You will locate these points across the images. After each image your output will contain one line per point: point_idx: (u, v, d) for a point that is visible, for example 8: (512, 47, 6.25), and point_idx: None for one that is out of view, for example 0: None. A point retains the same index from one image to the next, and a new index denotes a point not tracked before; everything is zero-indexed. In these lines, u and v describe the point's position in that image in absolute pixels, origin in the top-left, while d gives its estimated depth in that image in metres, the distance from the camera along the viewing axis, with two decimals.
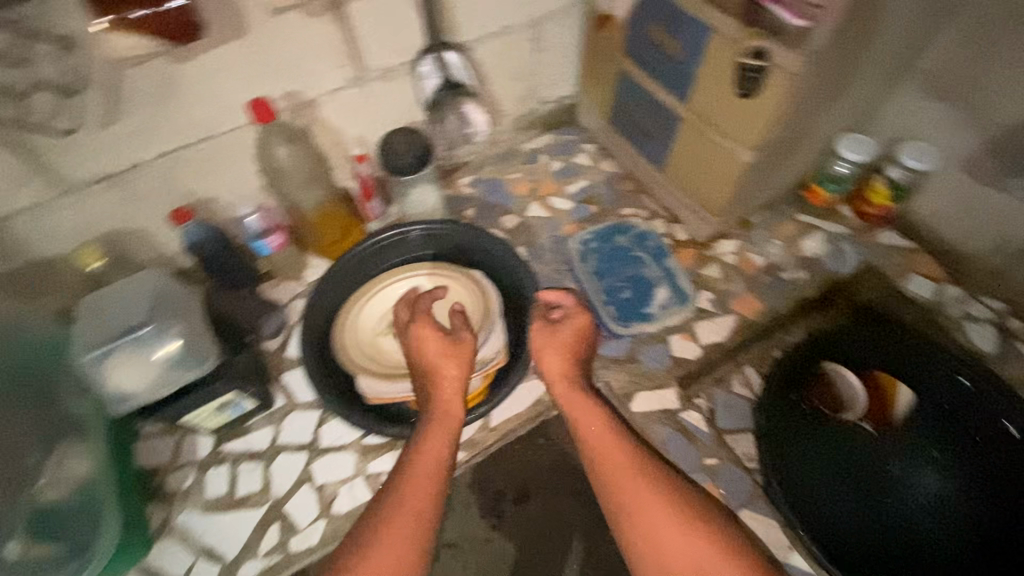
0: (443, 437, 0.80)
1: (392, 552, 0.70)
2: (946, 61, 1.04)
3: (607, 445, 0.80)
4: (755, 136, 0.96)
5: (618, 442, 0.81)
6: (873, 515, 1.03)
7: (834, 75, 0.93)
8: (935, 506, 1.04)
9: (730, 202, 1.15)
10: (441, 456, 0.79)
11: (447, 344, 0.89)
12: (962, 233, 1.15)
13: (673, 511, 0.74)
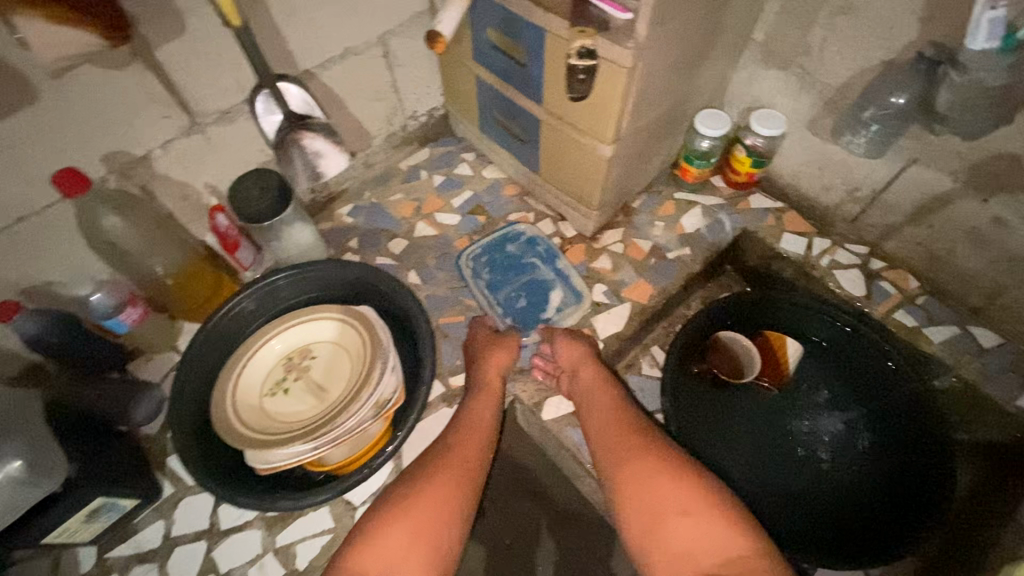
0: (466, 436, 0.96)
1: (416, 524, 0.83)
2: (774, 31, 1.09)
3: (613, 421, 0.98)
4: (610, 132, 0.97)
5: (625, 418, 0.97)
6: (780, 472, 1.10)
7: (673, 61, 0.94)
8: (842, 445, 1.10)
9: (607, 194, 1.17)
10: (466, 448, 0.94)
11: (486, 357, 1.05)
12: (818, 188, 1.22)
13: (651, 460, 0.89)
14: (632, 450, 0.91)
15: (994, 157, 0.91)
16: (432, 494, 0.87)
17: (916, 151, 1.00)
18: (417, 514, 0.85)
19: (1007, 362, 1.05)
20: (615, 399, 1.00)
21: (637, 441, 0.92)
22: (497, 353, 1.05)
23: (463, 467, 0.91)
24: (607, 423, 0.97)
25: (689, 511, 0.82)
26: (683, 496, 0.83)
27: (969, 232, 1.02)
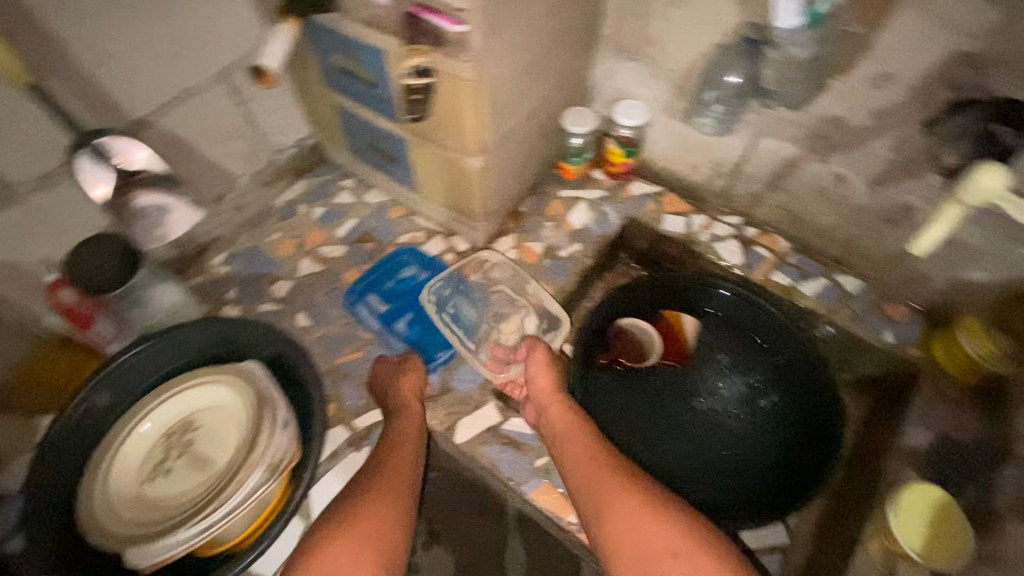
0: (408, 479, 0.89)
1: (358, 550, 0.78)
2: (619, 24, 1.13)
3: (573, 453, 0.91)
4: (473, 144, 0.97)
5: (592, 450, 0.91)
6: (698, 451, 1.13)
7: (524, 67, 0.95)
8: (744, 408, 1.17)
9: (489, 202, 1.17)
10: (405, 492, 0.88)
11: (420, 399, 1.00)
12: (689, 167, 1.28)
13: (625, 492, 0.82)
14: (605, 485, 0.84)
15: (823, 120, 0.99)
16: (377, 522, 0.82)
17: (761, 123, 1.07)
18: (359, 538, 0.79)
19: (870, 303, 1.15)
20: (584, 430, 0.94)
21: (611, 477, 0.85)
22: (408, 376, 1.02)
23: (407, 508, 0.86)
24: (572, 455, 0.91)
25: (677, 552, 0.74)
26: (663, 534, 0.76)
27: (819, 191, 1.10)
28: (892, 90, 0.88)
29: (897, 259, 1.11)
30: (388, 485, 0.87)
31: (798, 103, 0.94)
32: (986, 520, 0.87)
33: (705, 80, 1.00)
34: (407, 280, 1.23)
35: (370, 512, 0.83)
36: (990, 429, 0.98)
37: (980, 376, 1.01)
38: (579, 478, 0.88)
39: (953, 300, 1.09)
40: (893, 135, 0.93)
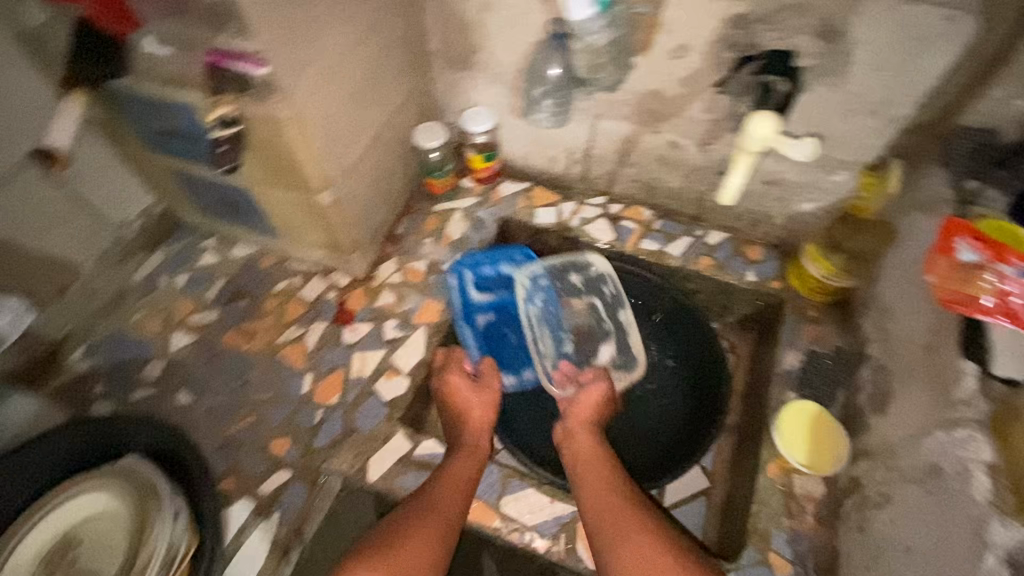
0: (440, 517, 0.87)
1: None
2: (446, 36, 1.16)
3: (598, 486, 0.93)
4: (315, 178, 0.96)
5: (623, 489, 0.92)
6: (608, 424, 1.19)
7: (347, 94, 0.95)
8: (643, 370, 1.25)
9: (353, 232, 1.16)
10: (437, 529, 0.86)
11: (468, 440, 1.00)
12: (547, 160, 1.33)
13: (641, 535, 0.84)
14: (623, 522, 0.86)
15: (644, 95, 1.07)
16: (413, 553, 0.83)
17: (595, 106, 1.15)
18: (404, 562, 0.82)
19: (731, 249, 1.24)
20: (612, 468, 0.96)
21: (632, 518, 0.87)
22: (475, 409, 1.05)
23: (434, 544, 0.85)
24: (599, 482, 0.93)
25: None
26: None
27: (662, 158, 1.19)
28: (689, 59, 0.97)
29: (742, 206, 1.21)
30: (437, 502, 0.89)
31: (616, 86, 1.05)
32: (856, 419, 0.97)
33: (532, 81, 1.10)
34: (513, 313, 1.27)
35: (410, 540, 0.84)
36: (847, 338, 1.09)
37: (831, 292, 1.12)
38: (600, 506, 0.89)
39: (795, 233, 1.21)
40: (703, 98, 1.03)
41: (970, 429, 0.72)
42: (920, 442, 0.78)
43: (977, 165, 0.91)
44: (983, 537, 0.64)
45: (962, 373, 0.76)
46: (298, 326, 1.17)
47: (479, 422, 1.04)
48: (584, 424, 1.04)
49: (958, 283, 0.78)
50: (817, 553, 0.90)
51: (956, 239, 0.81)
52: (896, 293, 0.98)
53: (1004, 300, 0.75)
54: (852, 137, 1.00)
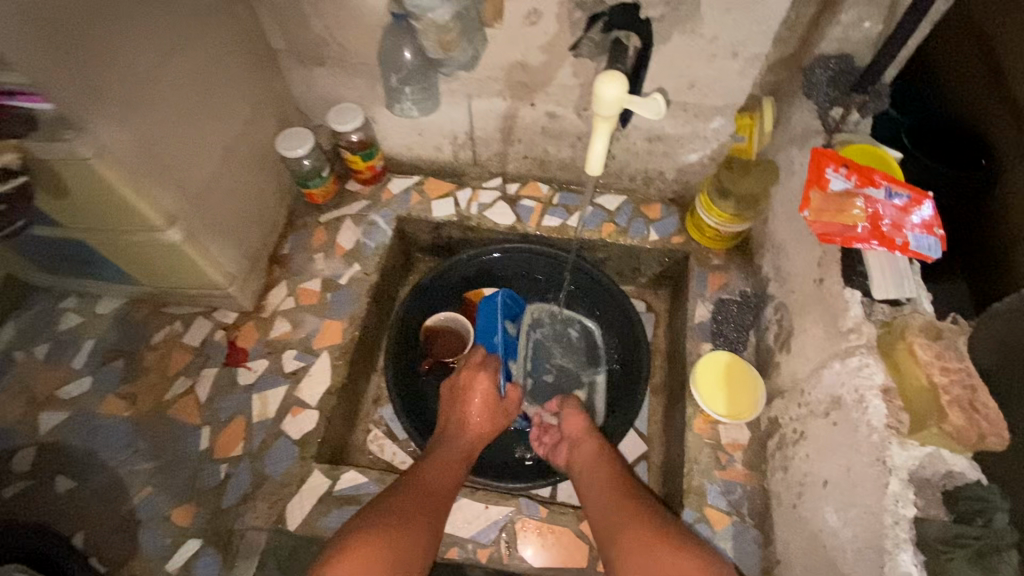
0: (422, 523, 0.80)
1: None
2: (289, 32, 1.06)
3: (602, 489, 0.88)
4: (157, 216, 0.85)
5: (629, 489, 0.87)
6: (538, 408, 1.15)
7: (167, 115, 0.84)
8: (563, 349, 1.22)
9: (228, 264, 1.05)
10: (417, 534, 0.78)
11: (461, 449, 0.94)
12: (431, 149, 1.25)
13: (649, 532, 0.79)
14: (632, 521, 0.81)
15: (511, 67, 1.02)
16: (396, 550, 0.75)
17: (463, 86, 1.08)
18: (385, 553, 0.74)
19: (631, 212, 1.22)
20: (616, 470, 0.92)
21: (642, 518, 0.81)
22: (475, 415, 0.99)
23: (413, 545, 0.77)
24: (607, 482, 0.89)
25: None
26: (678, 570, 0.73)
27: (543, 130, 1.14)
28: (544, 24, 0.93)
29: (633, 166, 1.19)
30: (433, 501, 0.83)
31: (475, 60, 1.01)
32: (768, 360, 0.98)
33: (387, 70, 1.07)
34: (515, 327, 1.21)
35: (393, 535, 0.76)
36: (751, 281, 1.10)
37: (729, 238, 1.12)
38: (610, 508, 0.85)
39: (689, 185, 1.20)
40: (568, 62, 0.99)
41: (861, 355, 0.73)
42: (821, 375, 0.79)
43: (838, 94, 0.93)
44: (885, 460, 0.65)
45: (847, 302, 0.76)
46: (186, 377, 1.06)
47: (478, 428, 0.98)
48: (588, 431, 0.98)
49: (834, 214, 0.79)
50: (750, 498, 0.91)
51: (826, 171, 0.82)
52: (785, 231, 0.99)
53: (875, 224, 0.77)
54: (720, 82, 0.99)
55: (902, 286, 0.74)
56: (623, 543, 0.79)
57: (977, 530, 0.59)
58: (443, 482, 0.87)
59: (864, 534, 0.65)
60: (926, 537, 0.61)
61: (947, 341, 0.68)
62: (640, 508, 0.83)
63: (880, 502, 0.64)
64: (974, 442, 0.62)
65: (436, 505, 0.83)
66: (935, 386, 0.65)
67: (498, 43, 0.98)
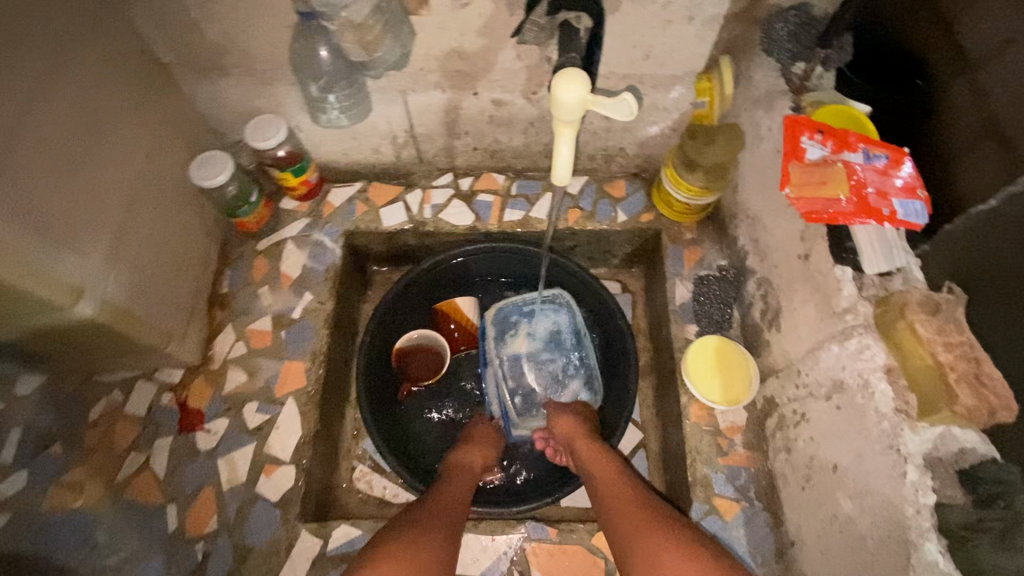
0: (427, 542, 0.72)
1: None
2: (182, 42, 0.91)
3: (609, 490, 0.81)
4: (64, 296, 0.73)
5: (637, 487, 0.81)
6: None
7: (45, 177, 0.71)
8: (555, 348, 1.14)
9: (161, 322, 0.93)
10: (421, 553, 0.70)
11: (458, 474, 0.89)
12: (370, 153, 1.12)
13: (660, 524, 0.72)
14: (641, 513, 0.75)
15: (447, 56, 0.91)
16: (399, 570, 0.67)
17: (395, 82, 0.96)
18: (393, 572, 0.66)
19: (595, 192, 1.15)
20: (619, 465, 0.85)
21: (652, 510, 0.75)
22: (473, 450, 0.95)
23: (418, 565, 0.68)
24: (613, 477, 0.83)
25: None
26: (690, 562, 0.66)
27: (491, 119, 1.04)
28: (477, 5, 0.82)
29: (592, 145, 1.11)
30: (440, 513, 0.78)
31: (407, 57, 0.90)
32: (756, 337, 0.95)
33: (304, 76, 0.94)
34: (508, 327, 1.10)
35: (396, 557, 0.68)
36: (727, 253, 1.05)
37: (699, 210, 1.06)
38: (616, 503, 0.78)
39: (652, 157, 1.13)
40: (510, 45, 0.88)
41: (859, 336, 0.70)
42: (818, 357, 0.77)
43: (801, 49, 0.90)
44: (899, 449, 0.63)
45: (839, 281, 0.74)
46: (138, 452, 0.95)
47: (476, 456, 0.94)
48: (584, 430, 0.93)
49: (816, 187, 0.75)
50: (756, 481, 0.89)
51: (801, 140, 0.78)
52: (759, 200, 0.94)
53: (860, 194, 0.72)
54: (677, 49, 0.91)
55: (891, 257, 0.71)
56: (631, 539, 0.72)
57: (997, 511, 0.58)
58: (450, 495, 0.83)
59: (883, 523, 0.65)
60: (948, 523, 0.60)
61: (946, 314, 0.65)
62: (649, 502, 0.77)
63: (899, 492, 0.63)
64: (985, 419, 0.61)
65: (441, 516, 0.78)
66: (941, 364, 0.62)
67: (428, 31, 0.86)
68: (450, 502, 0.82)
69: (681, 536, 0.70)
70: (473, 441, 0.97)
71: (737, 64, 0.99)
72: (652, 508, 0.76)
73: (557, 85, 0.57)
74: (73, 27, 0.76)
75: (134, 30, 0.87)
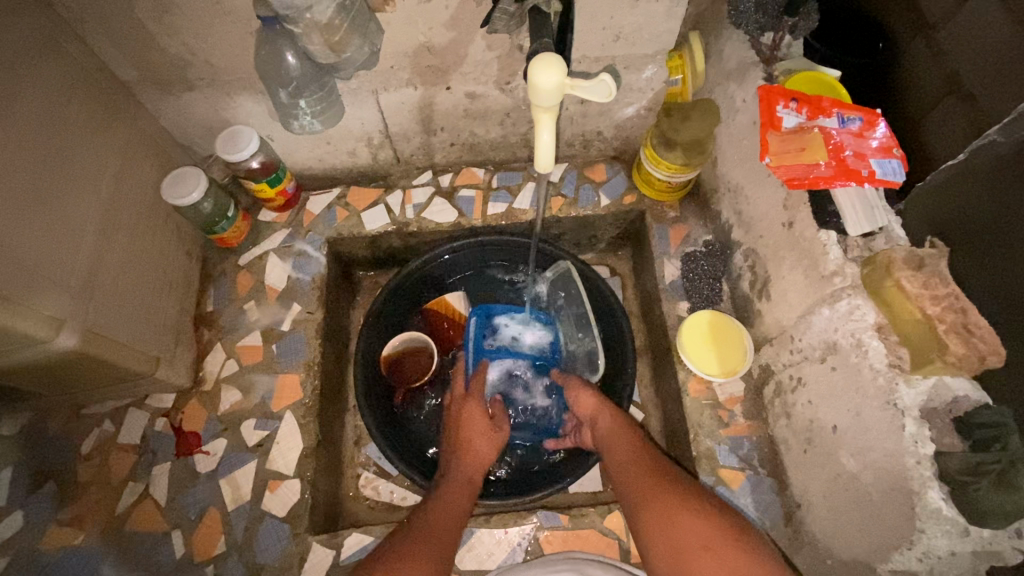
0: (440, 532, 0.76)
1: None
2: (142, 59, 0.88)
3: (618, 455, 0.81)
4: (43, 329, 0.71)
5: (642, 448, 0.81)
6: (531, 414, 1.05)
7: (11, 210, 0.68)
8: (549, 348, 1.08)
9: (148, 347, 0.91)
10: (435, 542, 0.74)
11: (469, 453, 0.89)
12: (346, 157, 1.11)
13: (667, 489, 0.73)
14: (652, 479, 0.75)
15: (416, 52, 0.89)
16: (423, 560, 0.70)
17: (366, 83, 0.94)
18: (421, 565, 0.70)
19: (576, 178, 1.14)
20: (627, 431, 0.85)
21: (667, 479, 0.74)
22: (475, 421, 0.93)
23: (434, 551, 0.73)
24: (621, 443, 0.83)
25: (710, 546, 0.65)
26: (699, 526, 0.67)
27: (466, 113, 1.03)
28: None
29: (569, 131, 1.10)
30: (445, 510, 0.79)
31: (376, 55, 0.88)
32: (747, 307, 0.96)
33: (272, 82, 0.90)
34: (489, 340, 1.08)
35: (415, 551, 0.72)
36: (712, 228, 1.06)
37: (679, 187, 1.06)
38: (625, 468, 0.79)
39: (629, 139, 1.13)
40: (480, 35, 0.87)
41: (849, 297, 0.72)
42: (811, 321, 0.78)
43: (769, 19, 0.88)
44: (896, 403, 0.65)
45: (825, 245, 0.75)
46: (135, 482, 0.92)
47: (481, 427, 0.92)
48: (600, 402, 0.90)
49: (796, 155, 0.76)
50: (759, 448, 0.90)
51: (777, 110, 0.79)
52: (739, 172, 0.95)
53: (839, 158, 0.74)
54: (647, 27, 0.91)
55: (874, 217, 0.72)
56: (637, 508, 0.73)
57: (995, 453, 0.60)
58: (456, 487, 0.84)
59: (886, 477, 0.66)
60: (948, 470, 0.61)
61: (930, 268, 0.66)
62: (655, 470, 0.76)
63: (899, 445, 0.65)
64: (976, 365, 0.62)
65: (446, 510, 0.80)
66: (929, 318, 0.64)
67: (395, 27, 0.85)
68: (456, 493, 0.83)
69: (695, 506, 0.70)
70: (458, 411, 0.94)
71: (706, 38, 1.00)
72: (663, 475, 0.75)
73: (535, 69, 0.57)
74: (28, 52, 0.73)
75: (89, 48, 0.85)
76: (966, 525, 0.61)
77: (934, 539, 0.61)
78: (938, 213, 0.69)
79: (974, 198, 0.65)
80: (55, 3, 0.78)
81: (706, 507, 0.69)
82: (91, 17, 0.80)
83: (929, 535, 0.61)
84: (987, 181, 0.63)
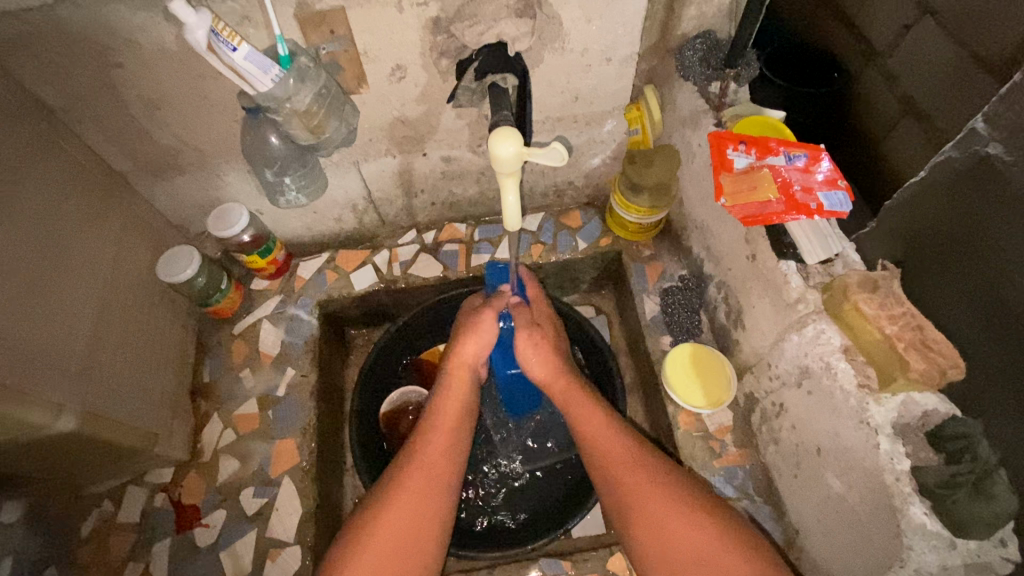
0: (415, 502, 0.74)
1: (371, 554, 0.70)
2: (137, 152, 0.95)
3: (603, 449, 0.79)
4: (47, 416, 0.74)
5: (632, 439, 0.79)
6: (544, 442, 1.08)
7: (16, 306, 0.72)
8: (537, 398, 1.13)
9: (147, 423, 0.93)
10: (411, 512, 0.74)
11: (457, 414, 0.84)
12: (332, 223, 1.16)
13: (660, 489, 0.73)
14: (642, 475, 0.75)
15: (392, 125, 0.96)
16: (399, 525, 0.72)
17: (347, 156, 1.01)
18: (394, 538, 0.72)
19: (553, 226, 1.20)
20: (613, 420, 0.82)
21: (652, 467, 0.76)
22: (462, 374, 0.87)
23: (422, 510, 0.74)
24: (607, 432, 0.80)
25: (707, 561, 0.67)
26: (701, 539, 0.69)
27: (443, 175, 1.09)
28: (412, 76, 0.88)
29: (542, 184, 1.17)
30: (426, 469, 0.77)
31: (353, 133, 0.94)
32: (726, 338, 0.99)
33: (257, 164, 0.94)
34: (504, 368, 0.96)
35: (389, 526, 0.72)
36: (686, 263, 1.10)
37: (651, 227, 1.11)
38: (608, 461, 0.78)
39: (599, 186, 1.20)
40: (449, 108, 0.95)
41: (814, 323, 0.75)
42: (783, 347, 0.82)
43: (713, 71, 0.96)
44: (868, 422, 0.68)
45: (786, 274, 0.79)
46: (135, 562, 0.92)
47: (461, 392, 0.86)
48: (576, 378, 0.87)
49: (749, 193, 0.82)
50: (753, 477, 0.90)
51: (727, 153, 0.85)
52: (703, 211, 1.00)
53: (789, 194, 0.78)
54: (603, 87, 0.99)
55: (828, 245, 0.77)
56: (634, 504, 0.74)
57: (967, 464, 0.64)
58: (435, 452, 0.79)
59: (871, 495, 0.68)
60: (926, 484, 0.64)
61: (885, 289, 0.71)
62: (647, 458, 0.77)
63: (877, 463, 0.67)
64: (937, 378, 0.66)
65: (427, 478, 0.77)
66: (889, 336, 0.67)
67: (369, 106, 0.92)
68: (436, 458, 0.79)
69: (683, 505, 0.72)
70: (455, 383, 0.86)
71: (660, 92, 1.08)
72: (644, 464, 0.77)
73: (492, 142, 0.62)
74: (32, 157, 0.79)
75: (88, 146, 0.91)
76: (952, 538, 0.62)
77: (923, 554, 0.62)
78: (908, 227, 0.74)
79: (940, 211, 0.70)
80: (56, 110, 0.84)
81: (712, 523, 0.70)
82: (90, 119, 0.87)
83: (918, 551, 0.62)
84: (950, 195, 0.68)
